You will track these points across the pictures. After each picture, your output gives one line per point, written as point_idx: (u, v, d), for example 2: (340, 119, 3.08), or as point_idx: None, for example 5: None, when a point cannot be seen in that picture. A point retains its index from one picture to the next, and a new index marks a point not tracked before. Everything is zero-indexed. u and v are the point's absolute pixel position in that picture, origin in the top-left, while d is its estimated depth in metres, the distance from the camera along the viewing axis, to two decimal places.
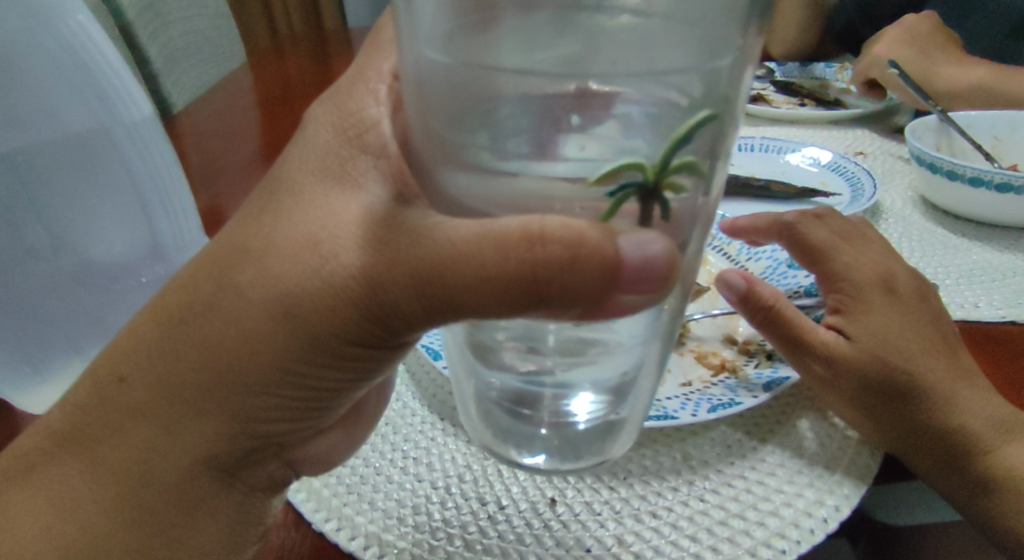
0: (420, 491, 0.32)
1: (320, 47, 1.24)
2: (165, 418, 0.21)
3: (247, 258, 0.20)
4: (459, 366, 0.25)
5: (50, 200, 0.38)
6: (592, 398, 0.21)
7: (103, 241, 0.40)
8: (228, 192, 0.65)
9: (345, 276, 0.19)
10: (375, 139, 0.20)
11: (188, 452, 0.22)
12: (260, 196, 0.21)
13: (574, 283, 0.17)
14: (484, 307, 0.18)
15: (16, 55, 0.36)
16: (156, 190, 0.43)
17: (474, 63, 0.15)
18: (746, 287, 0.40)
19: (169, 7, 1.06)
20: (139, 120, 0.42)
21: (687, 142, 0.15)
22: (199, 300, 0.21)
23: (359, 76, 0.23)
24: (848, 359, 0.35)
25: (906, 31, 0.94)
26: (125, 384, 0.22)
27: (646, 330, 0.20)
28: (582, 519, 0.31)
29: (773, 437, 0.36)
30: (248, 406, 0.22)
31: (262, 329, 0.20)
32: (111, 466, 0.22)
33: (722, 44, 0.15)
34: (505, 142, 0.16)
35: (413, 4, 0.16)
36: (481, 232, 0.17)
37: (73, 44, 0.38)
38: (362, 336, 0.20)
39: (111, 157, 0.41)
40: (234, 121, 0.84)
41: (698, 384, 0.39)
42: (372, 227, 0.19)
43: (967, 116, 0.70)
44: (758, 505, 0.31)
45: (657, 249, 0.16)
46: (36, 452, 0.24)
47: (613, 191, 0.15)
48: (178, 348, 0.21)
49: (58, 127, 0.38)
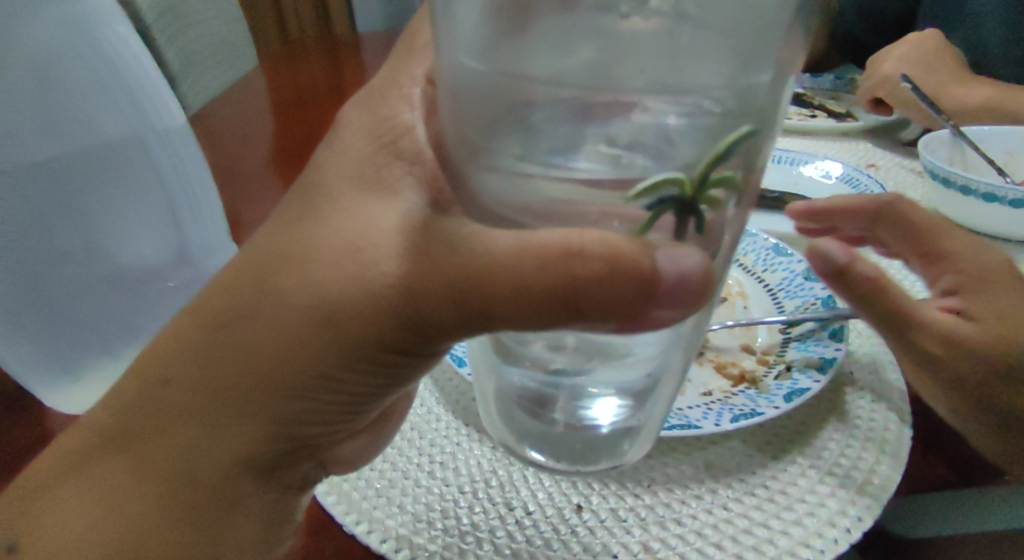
0: (448, 495, 0.32)
1: (333, 54, 1.25)
2: (208, 420, 0.22)
3: (288, 264, 0.20)
4: (482, 369, 0.25)
5: (80, 204, 0.39)
6: (615, 403, 0.21)
7: (131, 246, 0.42)
8: (247, 197, 0.66)
9: (388, 285, 0.19)
10: (410, 145, 0.21)
11: (230, 452, 0.23)
12: (295, 203, 0.22)
13: (610, 296, 0.17)
14: (521, 317, 0.18)
15: (64, 64, 0.38)
16: (184, 192, 0.45)
17: (510, 72, 0.16)
18: (848, 260, 0.35)
19: (188, 13, 1.07)
20: (173, 128, 0.45)
21: (726, 157, 0.16)
22: (241, 305, 0.21)
23: (392, 83, 0.23)
24: (979, 340, 0.36)
25: (917, 45, 0.94)
26: (169, 386, 0.22)
27: (672, 337, 0.20)
28: (608, 525, 0.31)
29: (791, 450, 0.35)
30: (289, 409, 0.22)
31: (303, 334, 0.20)
32: (155, 466, 0.23)
33: (757, 57, 0.15)
34: (539, 148, 0.16)
35: (453, 12, 0.17)
36: (520, 245, 0.17)
37: (111, 53, 0.41)
38: (401, 343, 0.20)
39: (141, 162, 0.43)
40: (252, 125, 0.85)
41: (718, 395, 0.38)
42: (413, 236, 0.19)
43: (980, 131, 0.70)
44: (783, 513, 0.31)
45: (693, 263, 0.17)
46: (79, 451, 0.24)
47: (650, 207, 0.16)
48: (221, 353, 0.21)
49: (90, 133, 0.40)
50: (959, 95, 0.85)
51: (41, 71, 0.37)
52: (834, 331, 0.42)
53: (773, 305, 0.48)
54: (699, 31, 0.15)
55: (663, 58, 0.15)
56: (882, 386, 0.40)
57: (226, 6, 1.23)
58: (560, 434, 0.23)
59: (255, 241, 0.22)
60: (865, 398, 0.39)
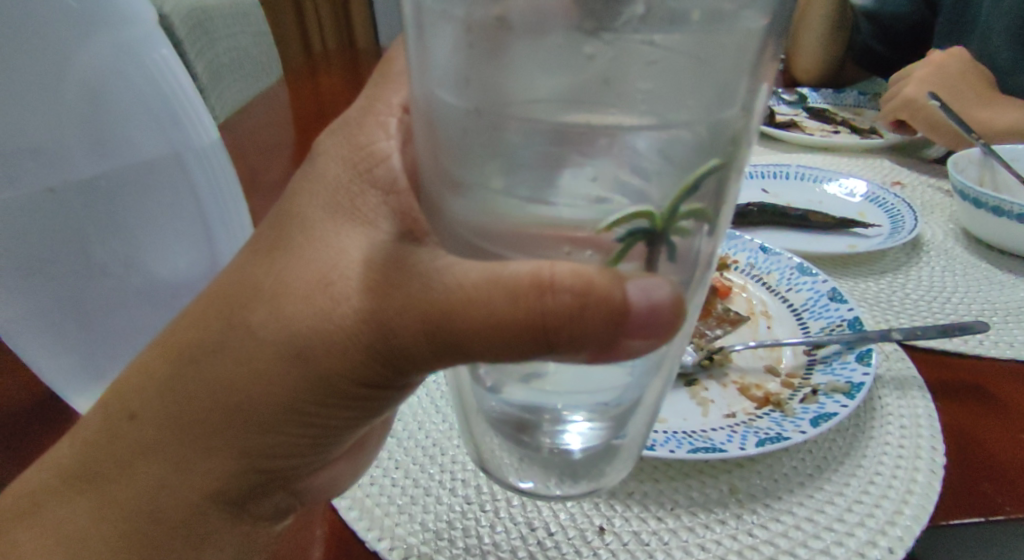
0: (470, 513, 0.32)
1: (353, 68, 1.27)
2: (174, 456, 0.22)
3: (260, 298, 0.20)
4: (463, 386, 0.24)
5: (125, 220, 0.38)
6: (585, 425, 0.21)
7: (169, 258, 0.41)
8: (263, 208, 0.66)
9: (354, 320, 0.19)
10: (385, 173, 0.21)
11: (196, 488, 0.22)
12: (268, 234, 0.22)
13: (581, 330, 0.17)
14: (493, 351, 0.18)
15: (104, 84, 0.36)
16: (218, 209, 0.43)
17: (487, 109, 0.16)
18: None
19: (215, 25, 1.09)
20: (208, 146, 0.42)
21: (694, 191, 0.16)
22: (210, 339, 0.21)
23: (368, 111, 0.23)
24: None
25: (936, 68, 0.93)
26: (134, 421, 0.22)
27: (646, 364, 0.20)
28: (630, 549, 0.30)
29: (815, 479, 0.34)
30: (257, 444, 0.22)
31: (271, 370, 0.20)
32: (119, 504, 0.22)
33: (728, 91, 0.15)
34: (512, 181, 0.16)
35: (431, 45, 0.17)
36: (488, 278, 0.17)
37: (155, 78, 0.39)
38: (371, 378, 0.20)
39: (181, 182, 0.40)
40: (275, 136, 0.86)
41: (743, 417, 0.38)
42: (379, 267, 0.19)
43: (1011, 150, 0.70)
44: (809, 544, 0.30)
45: (663, 294, 0.17)
46: (45, 488, 0.24)
47: (622, 237, 0.16)
48: (190, 388, 0.21)
49: (135, 153, 0.38)
50: (983, 116, 0.85)
51: (85, 91, 0.36)
52: (859, 353, 0.41)
53: (798, 325, 0.48)
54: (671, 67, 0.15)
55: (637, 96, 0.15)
56: (912, 416, 0.39)
57: (250, 21, 1.25)
58: (541, 459, 0.23)
59: (228, 272, 0.22)
60: (895, 423, 0.38)
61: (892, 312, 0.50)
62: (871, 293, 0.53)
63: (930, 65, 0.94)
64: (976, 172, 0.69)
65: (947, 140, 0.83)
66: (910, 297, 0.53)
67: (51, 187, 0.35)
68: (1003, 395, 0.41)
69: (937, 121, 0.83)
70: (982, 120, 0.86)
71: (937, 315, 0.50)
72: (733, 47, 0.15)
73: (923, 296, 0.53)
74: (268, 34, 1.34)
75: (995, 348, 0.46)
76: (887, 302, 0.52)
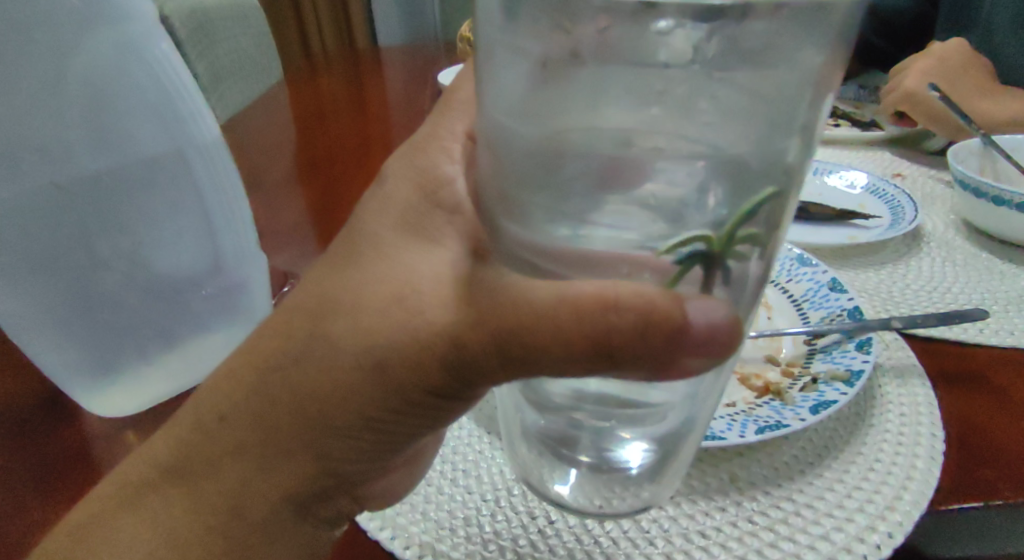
0: (471, 503, 0.33)
1: (354, 68, 1.28)
2: (257, 456, 0.23)
3: (339, 310, 0.21)
4: (510, 405, 0.26)
5: (126, 215, 0.36)
6: (643, 446, 0.23)
7: (174, 254, 0.39)
8: (269, 205, 0.68)
9: (430, 333, 0.20)
10: (450, 196, 0.22)
11: (276, 485, 0.23)
12: (343, 249, 0.23)
13: (644, 349, 0.18)
14: (559, 365, 0.19)
15: (106, 78, 0.34)
16: (221, 208, 0.41)
17: (551, 135, 0.17)
18: None
19: (215, 29, 1.11)
20: (209, 142, 0.40)
21: (752, 217, 0.17)
22: (294, 349, 0.22)
23: (434, 136, 0.25)
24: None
25: (936, 59, 0.91)
26: (223, 423, 0.23)
27: (694, 387, 0.21)
28: (631, 537, 0.31)
29: (816, 467, 0.35)
30: (332, 447, 0.23)
31: (350, 379, 0.21)
32: (206, 499, 0.23)
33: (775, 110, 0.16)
34: (569, 202, 0.17)
35: (502, 77, 0.18)
36: (555, 298, 0.18)
37: (155, 73, 0.36)
38: (441, 387, 0.21)
39: (182, 179, 0.38)
40: (279, 135, 0.88)
41: (743, 405, 0.38)
42: (456, 286, 0.20)
43: (1012, 140, 0.68)
44: (808, 529, 0.31)
45: (722, 316, 0.17)
46: (134, 482, 0.25)
47: (679, 260, 0.17)
48: (274, 392, 0.22)
49: (135, 148, 0.36)
50: (986, 109, 0.85)
51: (89, 88, 0.33)
52: (858, 343, 0.42)
53: (798, 316, 0.48)
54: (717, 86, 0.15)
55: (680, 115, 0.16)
56: (912, 404, 0.39)
57: (251, 25, 1.28)
58: (587, 472, 0.24)
59: (306, 286, 0.23)
60: (895, 411, 0.38)
61: (892, 304, 0.50)
62: (871, 285, 0.53)
63: (932, 56, 0.91)
64: (977, 163, 0.68)
65: (949, 132, 0.81)
66: (910, 288, 0.53)
67: (56, 182, 0.33)
68: (1000, 381, 0.41)
69: (936, 112, 0.81)
70: (983, 111, 0.85)
71: (935, 304, 0.50)
72: (792, 82, 0.16)
73: (923, 287, 0.53)
74: (270, 35, 1.36)
75: (994, 336, 0.45)
76: (887, 294, 0.52)
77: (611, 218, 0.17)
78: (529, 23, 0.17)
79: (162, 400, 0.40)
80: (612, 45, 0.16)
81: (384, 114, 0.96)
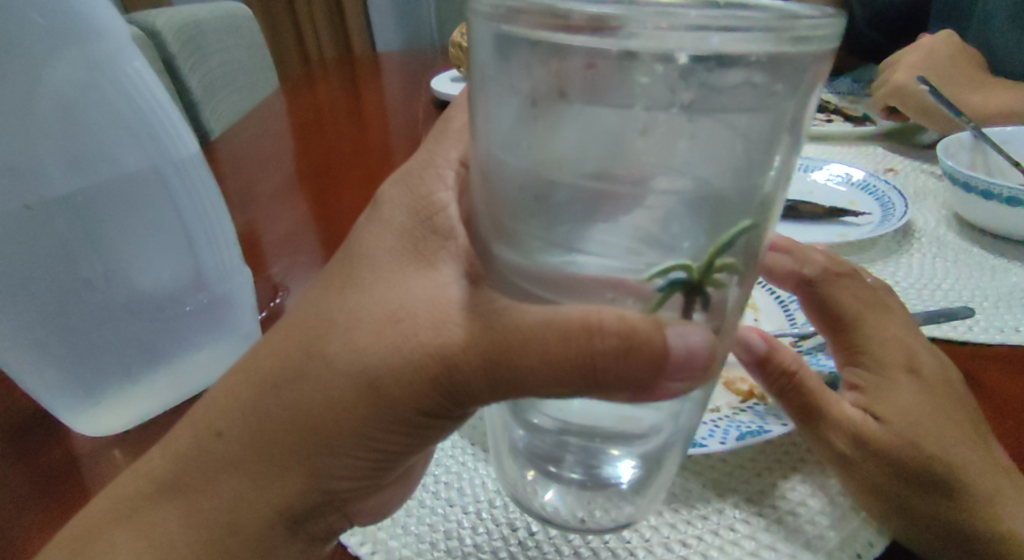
0: (452, 516, 0.33)
1: (347, 75, 1.29)
2: (254, 472, 0.23)
3: (336, 330, 0.22)
4: (496, 422, 0.27)
5: (110, 234, 0.35)
6: (632, 462, 0.24)
7: (153, 270, 0.37)
8: (265, 215, 0.68)
9: (424, 354, 0.21)
10: (443, 221, 0.23)
11: (271, 503, 0.24)
12: (340, 270, 0.24)
13: (627, 372, 0.19)
14: (547, 387, 0.20)
15: (80, 96, 0.32)
16: (200, 221, 0.39)
17: (540, 170, 0.17)
18: (767, 349, 0.34)
19: (208, 40, 1.13)
20: (186, 159, 0.39)
21: (728, 248, 0.18)
22: (291, 367, 0.23)
23: (430, 163, 0.26)
24: (885, 447, 0.31)
25: (927, 52, 0.91)
26: (221, 439, 0.24)
27: (676, 406, 0.22)
28: (612, 547, 0.31)
29: (798, 472, 0.35)
30: (327, 465, 0.23)
31: (346, 398, 0.22)
32: (204, 514, 0.24)
33: (754, 140, 0.17)
34: (555, 234, 0.18)
35: (493, 112, 0.19)
36: (546, 321, 0.19)
37: (128, 91, 0.35)
38: (433, 407, 0.22)
39: (162, 197, 0.37)
40: (271, 146, 0.89)
41: (727, 411, 0.39)
42: (448, 309, 0.21)
43: (1004, 133, 0.68)
44: (792, 536, 0.31)
45: (699, 339, 0.19)
46: (136, 496, 0.25)
47: (661, 287, 0.18)
48: (273, 410, 0.23)
49: (113, 166, 0.35)
50: (977, 102, 0.85)
51: (60, 108, 0.32)
52: None
53: (786, 319, 0.47)
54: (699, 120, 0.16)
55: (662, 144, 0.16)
56: None
57: (243, 35, 1.29)
58: (572, 488, 0.25)
59: (304, 307, 0.24)
60: None
61: None
62: None
63: (919, 50, 0.92)
64: (967, 157, 0.67)
65: (939, 127, 0.82)
66: (899, 285, 0.52)
67: (30, 203, 0.32)
68: (988, 381, 0.41)
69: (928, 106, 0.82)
70: (975, 104, 0.85)
71: (926, 302, 0.49)
72: (767, 125, 0.16)
73: (913, 284, 0.52)
74: (262, 45, 1.36)
75: (984, 334, 0.45)
76: None
77: (595, 247, 0.17)
78: (519, 64, 0.17)
79: (152, 415, 0.41)
80: (598, 83, 0.17)
81: (382, 121, 0.97)
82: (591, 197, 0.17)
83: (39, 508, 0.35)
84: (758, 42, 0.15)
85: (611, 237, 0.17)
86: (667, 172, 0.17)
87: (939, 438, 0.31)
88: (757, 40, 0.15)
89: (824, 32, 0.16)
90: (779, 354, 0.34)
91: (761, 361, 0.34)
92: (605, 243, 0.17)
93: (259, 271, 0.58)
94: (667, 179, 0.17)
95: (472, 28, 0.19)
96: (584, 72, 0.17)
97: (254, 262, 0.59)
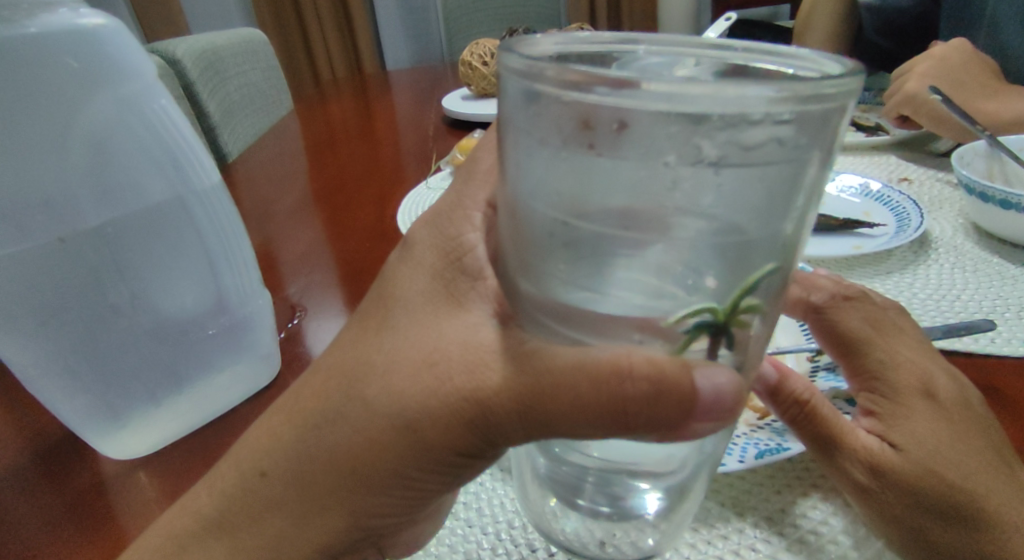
0: (471, 537, 0.33)
1: (361, 96, 1.32)
2: (296, 510, 0.24)
3: (373, 373, 0.23)
4: (521, 450, 0.28)
5: (135, 263, 0.36)
6: (658, 493, 0.24)
7: (176, 295, 0.38)
8: (282, 234, 0.70)
9: (459, 397, 0.22)
10: (472, 261, 0.25)
11: (311, 541, 0.24)
12: (376, 312, 0.25)
13: (658, 413, 0.20)
14: (579, 428, 0.21)
15: (110, 131, 0.34)
16: (221, 247, 0.40)
17: (570, 219, 0.18)
18: (777, 377, 0.34)
19: (226, 65, 1.16)
20: (208, 188, 0.40)
21: (754, 289, 0.18)
22: (330, 408, 0.24)
23: (457, 205, 0.27)
24: (904, 476, 0.31)
25: (938, 61, 0.91)
26: (264, 479, 0.24)
27: (703, 440, 0.23)
28: None
29: (819, 489, 0.35)
30: (366, 504, 0.24)
31: (384, 439, 0.23)
32: (249, 550, 0.24)
33: (777, 187, 0.17)
34: (586, 279, 0.18)
35: (524, 164, 0.19)
36: (578, 364, 0.20)
37: (155, 124, 0.36)
38: (466, 447, 0.23)
39: (185, 226, 0.38)
40: (287, 166, 0.90)
41: (744, 428, 0.39)
42: (484, 352, 0.22)
43: (1019, 141, 0.68)
44: (813, 556, 0.31)
45: (725, 382, 0.19)
46: (183, 533, 0.26)
47: (687, 330, 0.18)
48: (314, 452, 0.24)
49: (139, 197, 0.36)
50: (990, 109, 0.85)
51: (90, 142, 0.33)
52: None
53: (802, 334, 0.47)
54: (723, 171, 0.17)
55: (686, 191, 0.17)
56: None
57: (259, 59, 1.32)
58: (597, 519, 0.25)
59: (341, 348, 0.25)
60: None
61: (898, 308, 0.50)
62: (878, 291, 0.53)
63: (931, 58, 0.92)
64: (983, 165, 0.67)
65: (953, 134, 0.82)
66: (918, 297, 0.52)
67: (62, 237, 0.33)
68: (1012, 394, 0.41)
69: (940, 114, 0.82)
70: (989, 111, 0.85)
71: (944, 315, 0.49)
72: (789, 174, 0.17)
73: (930, 295, 0.52)
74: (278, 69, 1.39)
75: (1006, 346, 0.45)
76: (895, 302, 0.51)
77: (620, 288, 0.18)
78: (547, 119, 0.18)
79: (175, 438, 0.42)
80: (629, 142, 0.17)
81: (395, 139, 0.99)
82: (618, 240, 0.18)
83: (70, 530, 0.36)
84: (776, 103, 0.16)
85: (640, 282, 0.18)
86: (691, 215, 0.17)
87: (960, 463, 0.31)
88: (775, 100, 0.15)
89: (843, 88, 0.17)
90: (791, 382, 0.33)
91: (772, 390, 0.34)
92: (636, 287, 0.18)
93: (279, 291, 0.59)
94: (690, 220, 0.17)
95: (503, 80, 0.20)
96: (615, 131, 0.17)
97: (271, 283, 0.60)
